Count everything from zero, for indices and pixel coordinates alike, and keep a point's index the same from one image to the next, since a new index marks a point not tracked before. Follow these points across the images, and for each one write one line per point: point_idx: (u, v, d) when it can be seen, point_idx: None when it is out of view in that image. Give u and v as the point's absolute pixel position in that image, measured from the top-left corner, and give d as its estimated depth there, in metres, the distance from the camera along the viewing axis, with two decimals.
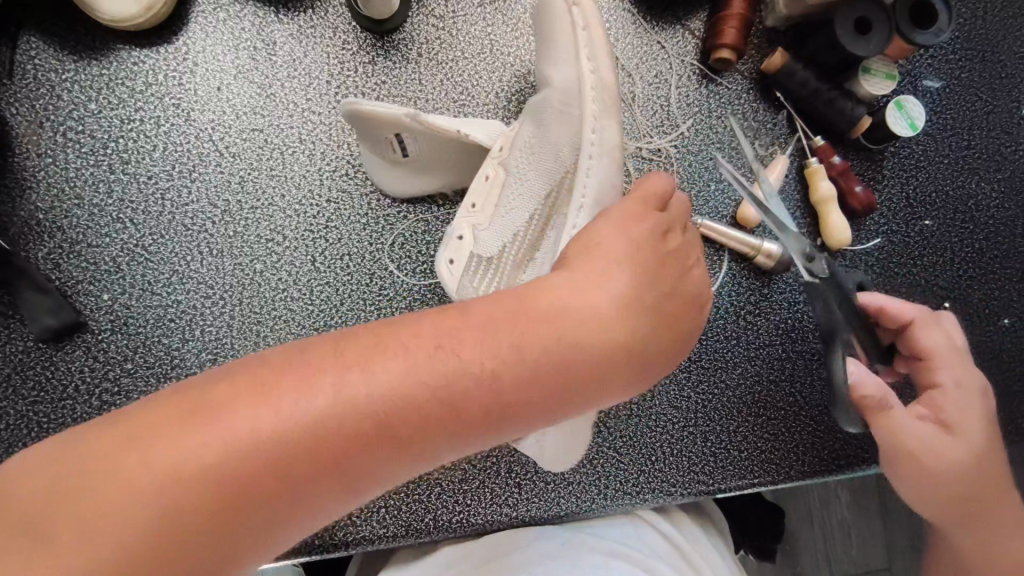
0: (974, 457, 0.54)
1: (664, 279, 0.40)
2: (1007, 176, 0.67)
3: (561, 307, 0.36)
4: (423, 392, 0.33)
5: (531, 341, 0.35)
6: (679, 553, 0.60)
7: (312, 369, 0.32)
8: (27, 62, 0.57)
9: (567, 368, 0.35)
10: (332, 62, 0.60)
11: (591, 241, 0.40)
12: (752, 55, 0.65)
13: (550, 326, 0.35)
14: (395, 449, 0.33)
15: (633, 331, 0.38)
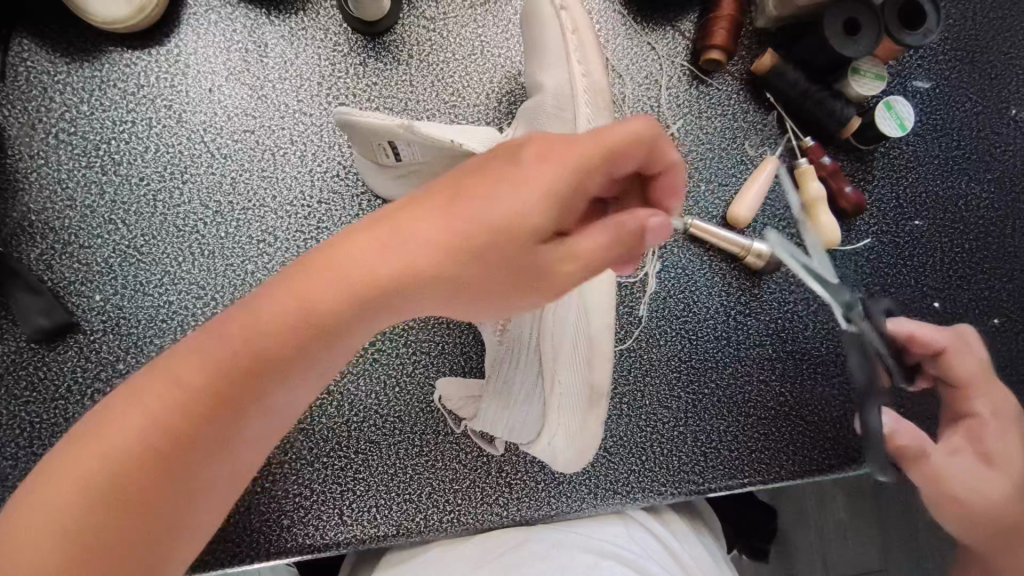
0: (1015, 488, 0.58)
1: (504, 184, 0.39)
2: (996, 176, 0.67)
3: (374, 256, 0.37)
4: (237, 346, 0.36)
5: (338, 284, 0.37)
6: (671, 556, 0.59)
7: (148, 378, 0.35)
8: (20, 64, 0.57)
9: (413, 288, 0.38)
10: (323, 63, 0.60)
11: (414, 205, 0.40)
12: (742, 57, 0.66)
13: (352, 271, 0.37)
14: (256, 386, 0.36)
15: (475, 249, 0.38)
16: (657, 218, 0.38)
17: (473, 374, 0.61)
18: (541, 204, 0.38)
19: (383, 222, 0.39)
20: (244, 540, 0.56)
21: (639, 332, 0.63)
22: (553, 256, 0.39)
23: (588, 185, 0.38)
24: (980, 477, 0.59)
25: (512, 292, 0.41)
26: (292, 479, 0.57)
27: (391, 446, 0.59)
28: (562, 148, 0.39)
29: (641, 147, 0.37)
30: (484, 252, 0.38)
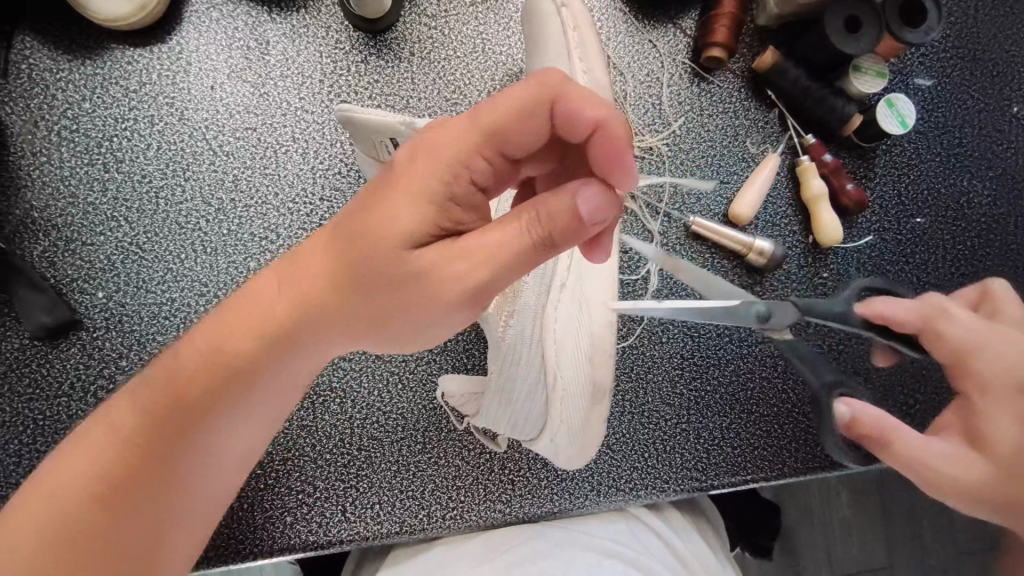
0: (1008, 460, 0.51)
1: (401, 192, 0.37)
2: (998, 173, 0.67)
3: (281, 292, 0.39)
4: (164, 381, 0.40)
5: (240, 320, 0.39)
6: (674, 554, 0.60)
7: (95, 427, 0.41)
8: (22, 62, 0.57)
9: (328, 316, 0.39)
10: (325, 61, 0.60)
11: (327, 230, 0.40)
12: (744, 54, 0.66)
13: (250, 306, 0.40)
14: (177, 418, 0.40)
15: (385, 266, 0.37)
16: (583, 199, 0.35)
17: (475, 371, 0.61)
18: (414, 208, 0.36)
19: (285, 260, 0.41)
20: (247, 536, 0.56)
21: (641, 330, 0.63)
22: (442, 258, 0.36)
23: (476, 166, 0.37)
24: (957, 456, 0.53)
25: (435, 307, 0.38)
26: (294, 476, 0.57)
27: (394, 443, 0.59)
28: (444, 137, 0.37)
29: (526, 112, 0.37)
30: (390, 271, 0.37)
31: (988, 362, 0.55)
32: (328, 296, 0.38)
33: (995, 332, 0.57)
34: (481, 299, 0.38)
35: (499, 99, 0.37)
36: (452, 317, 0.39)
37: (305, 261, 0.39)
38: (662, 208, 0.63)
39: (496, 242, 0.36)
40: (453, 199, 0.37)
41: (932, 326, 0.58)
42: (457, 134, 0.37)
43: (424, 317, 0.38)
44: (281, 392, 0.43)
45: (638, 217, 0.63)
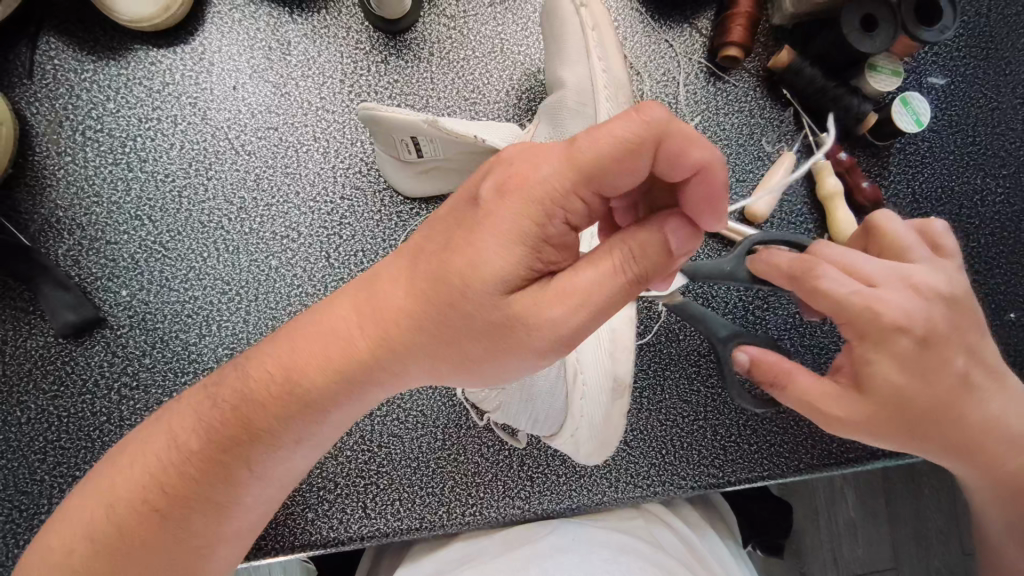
0: (892, 395, 0.46)
1: (490, 228, 0.35)
2: (1012, 171, 0.67)
3: (351, 316, 0.39)
4: (231, 403, 0.41)
5: (314, 350, 0.39)
6: (689, 548, 0.60)
7: (163, 429, 0.42)
8: (47, 62, 0.58)
9: (398, 350, 0.38)
10: (346, 61, 0.61)
11: (410, 246, 0.39)
12: (759, 54, 0.66)
13: (326, 334, 0.39)
14: (240, 440, 0.40)
15: (465, 307, 0.36)
16: (671, 233, 0.35)
17: None
18: (503, 247, 0.35)
19: (364, 282, 0.40)
20: (269, 534, 0.56)
21: (659, 327, 0.63)
22: (532, 304, 0.35)
23: (572, 207, 0.35)
24: (841, 402, 0.47)
25: (508, 353, 0.37)
26: (316, 473, 0.58)
27: (415, 439, 0.59)
28: (531, 173, 0.35)
29: (630, 152, 0.33)
30: (468, 315, 0.36)
31: (879, 316, 0.45)
32: (400, 329, 0.37)
33: (862, 271, 0.47)
34: (561, 348, 0.37)
35: (600, 134, 0.34)
36: (528, 363, 0.38)
37: (384, 283, 0.39)
38: None
39: (592, 282, 0.35)
40: (546, 239, 0.35)
41: (816, 275, 0.46)
42: (552, 174, 0.35)
43: (500, 360, 0.37)
44: (346, 422, 0.43)
45: None
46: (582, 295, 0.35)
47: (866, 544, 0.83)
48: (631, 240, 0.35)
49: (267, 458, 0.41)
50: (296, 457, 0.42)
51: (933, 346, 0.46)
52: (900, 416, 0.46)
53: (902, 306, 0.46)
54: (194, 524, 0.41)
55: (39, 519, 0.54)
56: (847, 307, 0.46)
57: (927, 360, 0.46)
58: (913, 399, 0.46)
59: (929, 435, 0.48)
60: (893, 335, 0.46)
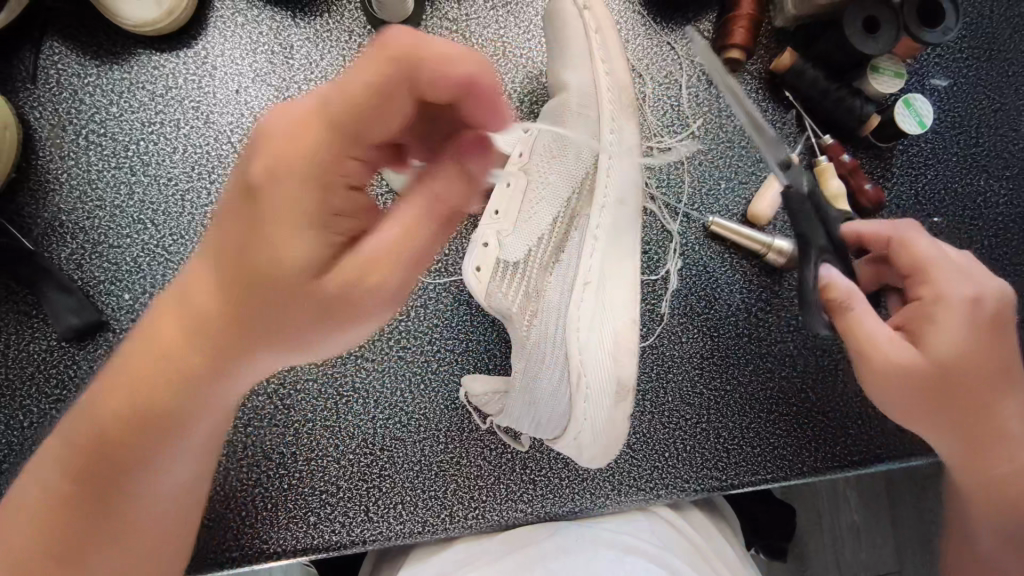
0: (946, 353, 0.48)
1: (277, 215, 0.34)
2: (1015, 172, 0.67)
3: (174, 325, 0.38)
4: (87, 433, 0.40)
5: (148, 365, 0.38)
6: (695, 546, 0.59)
7: (32, 476, 0.41)
8: (51, 67, 0.58)
9: (227, 346, 0.37)
10: (348, 64, 0.61)
11: (203, 249, 0.37)
12: (762, 55, 0.66)
13: (156, 344, 0.38)
14: (111, 464, 0.40)
15: (281, 298, 0.35)
16: (472, 165, 0.38)
17: (496, 371, 0.60)
18: (304, 233, 0.34)
19: (175, 294, 0.38)
20: (271, 536, 0.56)
21: (661, 329, 0.63)
22: (349, 278, 0.36)
23: (348, 170, 0.36)
24: (903, 349, 0.49)
25: (347, 323, 0.37)
26: (317, 477, 0.58)
27: (417, 443, 0.59)
28: (298, 143, 0.34)
29: (382, 99, 0.34)
30: (285, 304, 0.35)
31: (955, 284, 0.50)
32: (223, 330, 0.37)
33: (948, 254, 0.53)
34: (393, 302, 0.38)
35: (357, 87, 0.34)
36: (367, 323, 0.38)
37: (192, 289, 0.37)
38: (681, 208, 0.64)
39: (403, 240, 0.37)
40: (335, 210, 0.36)
41: (916, 251, 0.52)
42: (317, 141, 0.34)
43: (338, 330, 0.38)
44: (219, 409, 0.43)
45: (656, 216, 0.64)
46: (398, 252, 0.36)
47: (870, 548, 0.83)
48: (432, 186, 0.37)
49: (156, 467, 0.41)
50: (179, 460, 0.42)
51: (993, 335, 0.50)
52: (944, 379, 0.49)
53: (974, 286, 0.50)
54: (97, 550, 0.41)
55: None
56: (923, 264, 0.52)
57: (985, 342, 0.49)
58: (966, 371, 0.49)
59: (953, 411, 0.50)
60: (966, 304, 0.50)
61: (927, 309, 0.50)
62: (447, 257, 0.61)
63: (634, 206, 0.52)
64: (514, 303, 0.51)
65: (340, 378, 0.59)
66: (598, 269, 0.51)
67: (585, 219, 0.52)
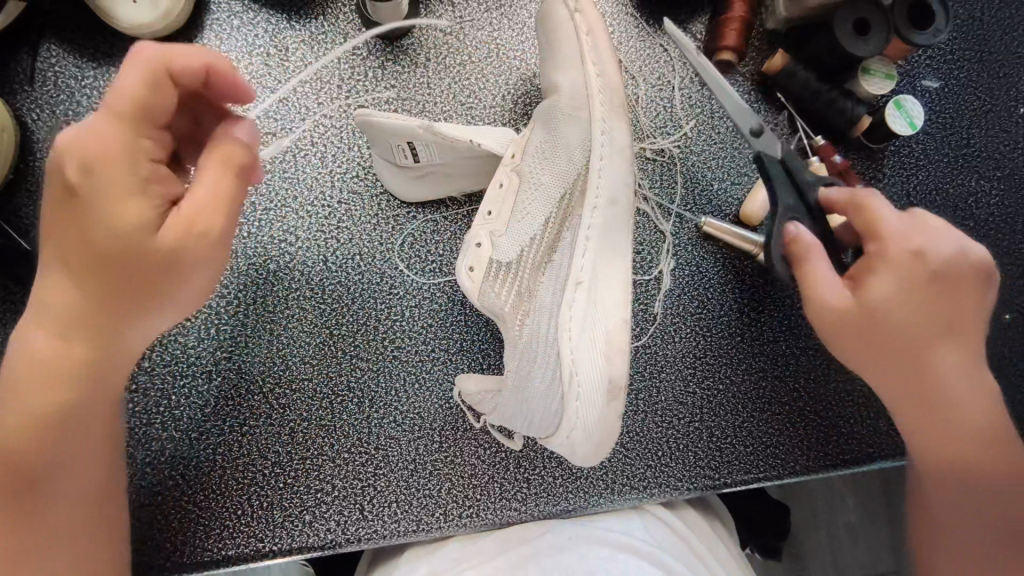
0: (878, 307, 0.49)
1: (102, 195, 0.39)
2: (1006, 173, 0.68)
3: (41, 333, 0.42)
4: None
5: (31, 372, 0.42)
6: (692, 546, 0.58)
7: None
8: (48, 69, 0.59)
9: (95, 326, 0.42)
10: (343, 66, 0.61)
11: (47, 266, 0.41)
12: (754, 58, 0.67)
13: (29, 358, 0.42)
14: (25, 472, 0.42)
15: (125, 265, 0.40)
16: (242, 133, 0.43)
17: (490, 370, 0.60)
18: (132, 202, 0.39)
19: (33, 308, 0.42)
20: (266, 535, 0.57)
21: (654, 329, 0.63)
22: (181, 229, 0.40)
23: (148, 147, 0.40)
24: (841, 299, 0.50)
25: (196, 266, 0.42)
26: (313, 475, 0.58)
27: (412, 442, 0.59)
28: (95, 142, 0.39)
29: (155, 86, 0.40)
30: (132, 266, 0.40)
31: (902, 241, 0.49)
32: (84, 315, 0.41)
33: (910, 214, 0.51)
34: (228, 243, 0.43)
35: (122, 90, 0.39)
36: (215, 265, 0.44)
37: (47, 296, 0.41)
38: (674, 209, 0.65)
39: (218, 186, 0.41)
40: (149, 180, 0.40)
41: (872, 206, 0.51)
42: (118, 132, 0.39)
43: (189, 279, 0.43)
44: (107, 396, 0.46)
45: (649, 217, 0.65)
46: (214, 198, 0.41)
47: (865, 547, 0.83)
48: (214, 149, 0.42)
49: (69, 454, 0.44)
50: (90, 448, 0.45)
51: (939, 293, 0.49)
52: (877, 332, 0.49)
53: (924, 245, 0.49)
54: (35, 554, 0.42)
55: None
56: (876, 222, 0.50)
57: (928, 299, 0.48)
58: (904, 322, 0.48)
59: (890, 364, 0.50)
60: (911, 260, 0.49)
61: (872, 262, 0.50)
62: (442, 257, 0.61)
63: (624, 208, 0.50)
64: (506, 302, 0.53)
65: (335, 378, 0.59)
66: (590, 270, 0.50)
67: (576, 220, 0.51)
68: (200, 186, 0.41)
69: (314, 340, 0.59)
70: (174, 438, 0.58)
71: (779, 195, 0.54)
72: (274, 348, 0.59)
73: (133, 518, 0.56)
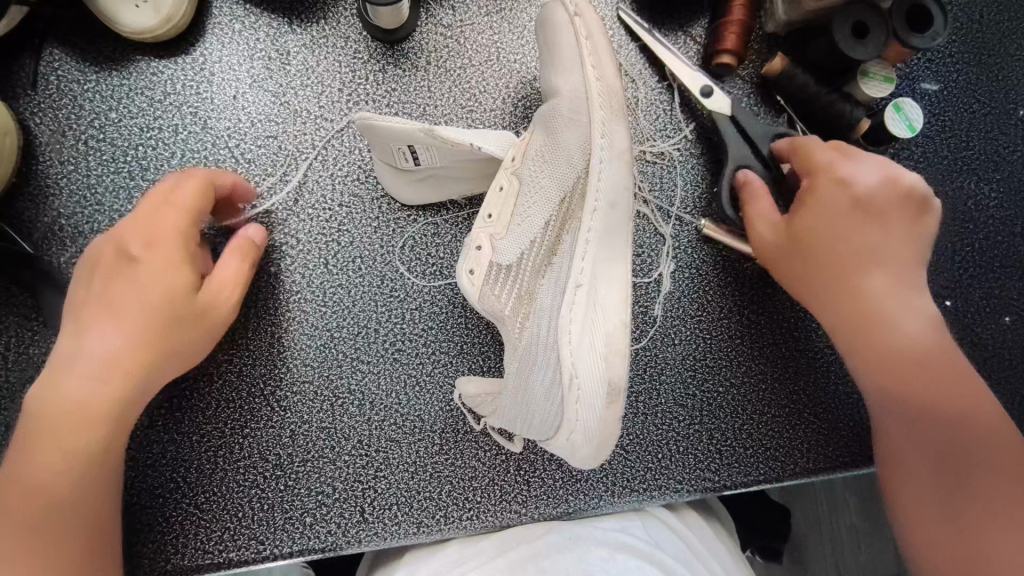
0: (802, 227, 0.55)
1: (162, 261, 0.51)
2: (1005, 176, 0.68)
3: (75, 378, 0.49)
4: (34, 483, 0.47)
5: (70, 410, 0.49)
6: (693, 549, 0.57)
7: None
8: (51, 73, 0.59)
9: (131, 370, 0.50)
10: (344, 70, 0.62)
11: (88, 324, 0.50)
12: (753, 61, 0.67)
13: (65, 404, 0.49)
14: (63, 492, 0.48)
15: (171, 317, 0.51)
16: (255, 232, 0.57)
17: (491, 373, 0.61)
18: (182, 269, 0.52)
19: (69, 358, 0.50)
20: (268, 537, 0.57)
21: (654, 331, 0.63)
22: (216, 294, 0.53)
23: (191, 234, 0.53)
24: (775, 227, 0.57)
25: (219, 326, 0.54)
26: (314, 477, 0.58)
27: (412, 444, 0.59)
28: (157, 226, 0.52)
29: (204, 192, 0.54)
30: (177, 318, 0.51)
31: (829, 170, 0.55)
32: (124, 359, 0.49)
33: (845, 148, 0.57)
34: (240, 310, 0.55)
35: (177, 196, 0.53)
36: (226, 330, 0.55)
37: (87, 348, 0.50)
38: (673, 212, 0.65)
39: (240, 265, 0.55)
40: (192, 258, 0.53)
41: (806, 146, 0.57)
42: (173, 218, 0.52)
43: (213, 335, 0.54)
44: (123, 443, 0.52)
45: (649, 219, 0.65)
46: (240, 274, 0.55)
47: (869, 550, 0.82)
48: (239, 239, 0.55)
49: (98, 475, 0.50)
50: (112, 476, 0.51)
51: (861, 215, 0.54)
52: (804, 248, 0.55)
53: (849, 172, 0.55)
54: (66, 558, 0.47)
55: None
56: (809, 156, 0.57)
57: (850, 220, 0.54)
58: (827, 239, 0.54)
59: (822, 283, 0.55)
60: (834, 185, 0.55)
61: (804, 194, 0.56)
62: (443, 260, 0.61)
63: (624, 213, 0.51)
64: (506, 305, 0.53)
65: (335, 381, 0.59)
66: (589, 274, 0.50)
67: (576, 224, 0.51)
68: (228, 266, 0.54)
69: (315, 343, 0.59)
70: (176, 440, 0.58)
71: (728, 150, 0.62)
72: (277, 351, 0.59)
73: (136, 521, 0.56)
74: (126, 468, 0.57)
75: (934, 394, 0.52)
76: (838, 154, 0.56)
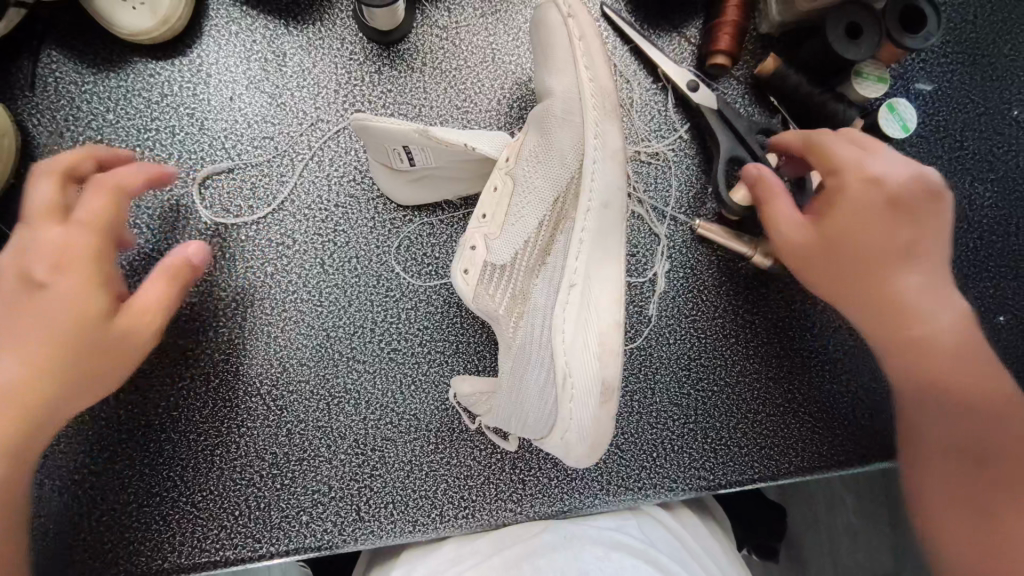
0: (834, 225, 0.54)
1: (73, 283, 0.49)
2: (999, 175, 0.69)
3: None
4: None
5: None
6: (688, 549, 0.57)
7: None
8: (49, 75, 0.59)
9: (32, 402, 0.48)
10: (340, 71, 0.62)
11: None
12: (747, 61, 0.67)
13: None
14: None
15: (81, 346, 0.49)
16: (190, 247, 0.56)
17: (486, 372, 0.61)
18: (88, 293, 0.50)
19: None
20: (264, 536, 0.57)
21: (649, 330, 0.64)
22: (130, 321, 0.51)
23: (99, 253, 0.51)
24: (801, 223, 0.55)
25: (134, 354, 0.52)
26: (311, 476, 0.59)
27: (408, 443, 0.60)
28: (65, 248, 0.50)
29: (114, 206, 0.52)
30: (83, 347, 0.49)
31: (855, 165, 0.54)
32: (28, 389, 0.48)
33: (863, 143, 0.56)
34: (158, 337, 0.54)
35: (82, 211, 0.51)
36: (142, 358, 0.54)
37: None
38: (668, 212, 0.65)
39: (159, 287, 0.53)
40: (103, 280, 0.51)
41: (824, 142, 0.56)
42: (81, 238, 0.51)
43: (127, 363, 0.52)
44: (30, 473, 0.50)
45: (643, 219, 0.65)
46: (161, 300, 0.53)
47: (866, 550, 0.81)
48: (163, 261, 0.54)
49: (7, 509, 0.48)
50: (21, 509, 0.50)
51: (890, 210, 0.53)
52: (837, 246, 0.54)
53: (874, 167, 0.54)
54: None
55: (39, 521, 0.56)
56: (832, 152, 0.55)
57: (882, 215, 0.53)
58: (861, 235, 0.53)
59: (854, 281, 0.53)
60: (861, 181, 0.54)
61: (829, 192, 0.55)
62: (438, 260, 0.61)
63: (617, 213, 0.51)
64: (500, 305, 0.53)
65: (331, 380, 0.60)
66: (583, 273, 0.50)
67: (570, 224, 0.52)
68: (144, 288, 0.53)
69: (310, 342, 0.60)
70: (173, 439, 0.58)
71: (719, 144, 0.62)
72: (274, 351, 0.60)
73: (133, 520, 0.57)
74: (123, 467, 0.58)
75: (965, 387, 0.52)
76: (860, 148, 0.55)
